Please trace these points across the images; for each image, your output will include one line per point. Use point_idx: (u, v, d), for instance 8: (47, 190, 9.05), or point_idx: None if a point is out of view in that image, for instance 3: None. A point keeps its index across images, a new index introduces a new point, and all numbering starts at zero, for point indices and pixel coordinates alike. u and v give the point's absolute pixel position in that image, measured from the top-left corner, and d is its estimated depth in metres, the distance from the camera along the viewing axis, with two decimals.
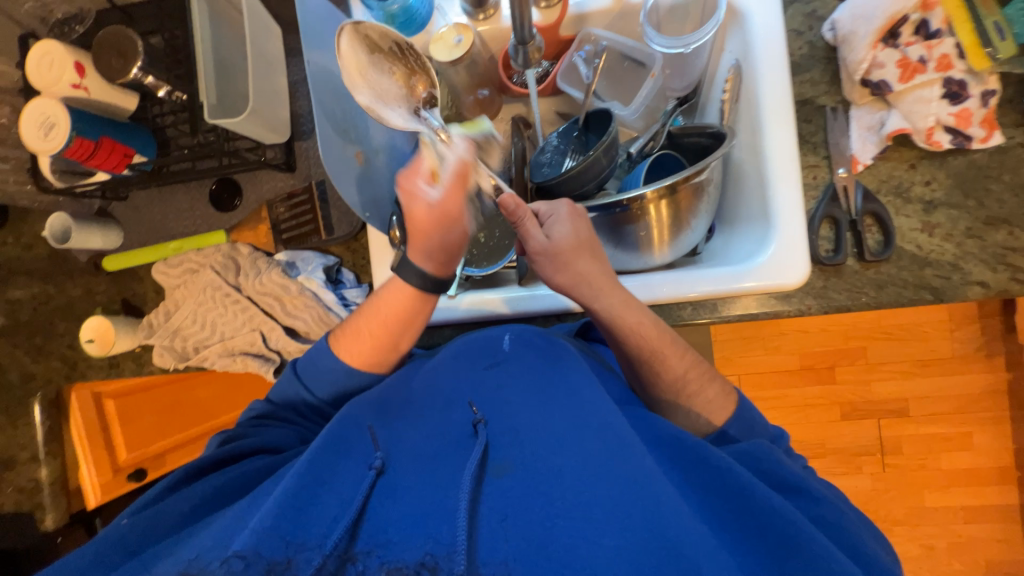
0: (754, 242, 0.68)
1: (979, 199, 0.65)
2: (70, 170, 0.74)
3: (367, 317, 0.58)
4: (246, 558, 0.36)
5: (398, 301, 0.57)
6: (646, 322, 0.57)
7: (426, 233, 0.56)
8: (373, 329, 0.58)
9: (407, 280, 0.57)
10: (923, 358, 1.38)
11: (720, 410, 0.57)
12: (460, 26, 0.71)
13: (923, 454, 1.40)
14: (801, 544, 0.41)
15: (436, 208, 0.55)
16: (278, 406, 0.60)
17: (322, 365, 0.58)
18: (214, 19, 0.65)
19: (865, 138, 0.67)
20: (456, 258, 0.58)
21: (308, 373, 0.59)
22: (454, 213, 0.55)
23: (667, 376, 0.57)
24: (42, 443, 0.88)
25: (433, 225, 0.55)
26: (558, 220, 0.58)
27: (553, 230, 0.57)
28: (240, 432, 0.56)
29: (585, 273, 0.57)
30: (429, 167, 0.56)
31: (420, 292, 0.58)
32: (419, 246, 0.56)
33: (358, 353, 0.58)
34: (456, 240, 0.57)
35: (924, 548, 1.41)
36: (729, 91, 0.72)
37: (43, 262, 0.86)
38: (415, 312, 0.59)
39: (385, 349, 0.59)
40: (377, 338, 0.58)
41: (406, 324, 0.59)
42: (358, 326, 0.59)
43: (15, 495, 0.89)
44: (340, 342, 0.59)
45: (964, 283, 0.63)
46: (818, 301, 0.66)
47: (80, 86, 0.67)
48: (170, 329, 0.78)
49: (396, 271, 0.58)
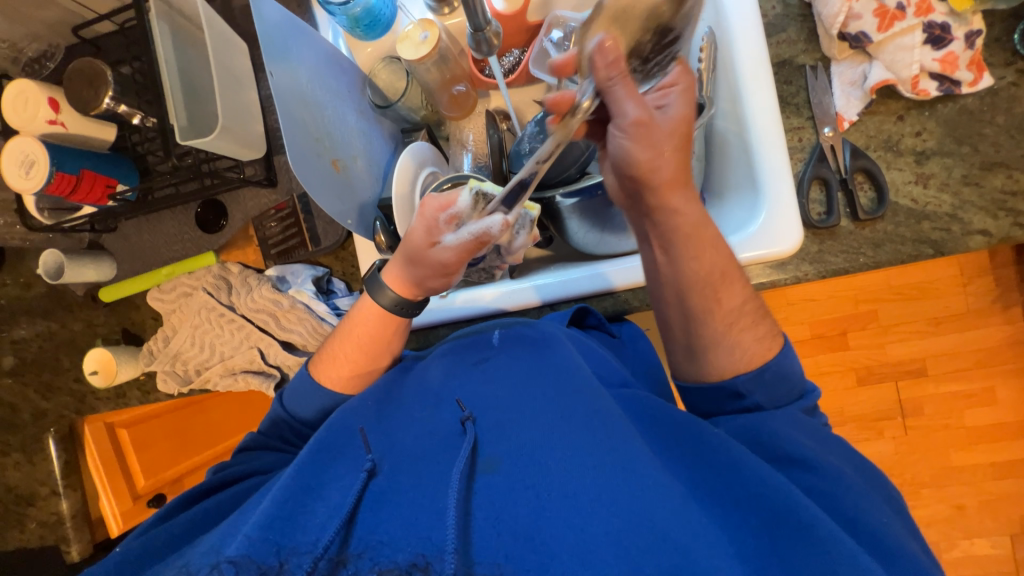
0: (745, 209, 0.67)
1: (974, 144, 0.63)
2: (58, 208, 0.75)
3: (342, 340, 0.59)
4: (236, 564, 0.37)
5: (369, 323, 0.59)
6: (713, 239, 0.53)
7: (412, 262, 0.55)
8: (348, 352, 0.59)
9: (375, 298, 0.58)
10: (937, 316, 1.35)
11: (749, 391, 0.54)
12: (425, 22, 0.71)
13: (945, 413, 1.37)
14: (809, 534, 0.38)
15: (435, 255, 0.54)
16: (270, 426, 0.60)
17: (308, 390, 0.59)
18: (177, 39, 0.64)
19: (849, 94, 0.66)
20: (429, 293, 0.59)
21: (293, 397, 0.60)
22: (448, 266, 0.55)
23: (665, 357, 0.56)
24: (60, 476, 0.92)
25: (424, 263, 0.55)
26: (643, 101, 0.50)
27: (666, 107, 0.53)
28: (232, 460, 0.56)
29: (665, 163, 0.51)
30: (456, 210, 0.54)
31: (388, 313, 0.59)
32: (407, 268, 0.57)
33: (337, 376, 0.59)
34: (436, 284, 0.57)
35: (955, 508, 1.38)
36: (706, 59, 0.69)
37: (43, 299, 0.88)
38: (387, 333, 0.59)
39: (365, 372, 0.60)
40: (356, 361, 0.59)
41: (382, 343, 0.60)
42: (335, 351, 0.60)
43: (39, 530, 0.93)
44: (320, 368, 0.60)
45: (965, 233, 0.61)
46: (815, 266, 0.64)
47: (57, 121, 0.67)
48: (170, 353, 0.79)
49: (366, 290, 0.59)
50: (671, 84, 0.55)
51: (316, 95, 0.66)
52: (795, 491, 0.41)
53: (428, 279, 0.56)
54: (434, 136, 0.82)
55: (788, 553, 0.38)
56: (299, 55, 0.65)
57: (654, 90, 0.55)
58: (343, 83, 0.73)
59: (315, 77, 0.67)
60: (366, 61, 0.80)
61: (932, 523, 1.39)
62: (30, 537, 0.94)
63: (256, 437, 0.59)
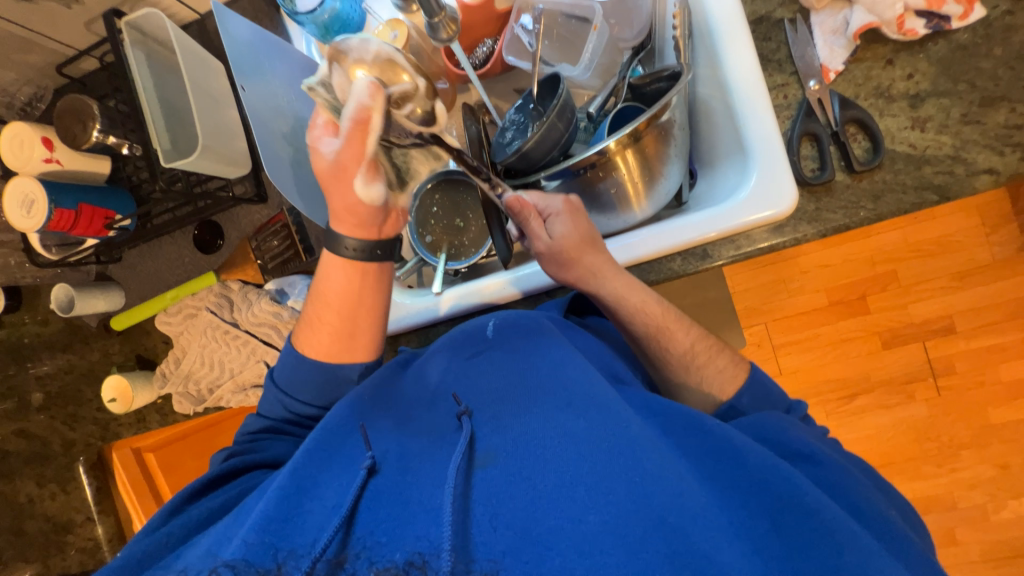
0: (737, 172, 0.65)
1: (971, 81, 0.60)
2: (64, 242, 0.77)
3: (315, 302, 0.58)
4: (235, 568, 0.35)
5: (336, 278, 0.57)
6: (640, 297, 0.60)
7: (330, 188, 0.54)
8: (325, 314, 0.58)
9: (338, 249, 0.56)
10: (960, 270, 1.30)
11: (738, 379, 0.59)
12: (393, 21, 0.73)
13: (978, 370, 1.32)
14: (807, 509, 0.39)
15: (333, 162, 0.52)
16: (274, 420, 0.60)
17: (293, 364, 0.58)
18: (154, 67, 0.66)
19: (832, 44, 0.64)
20: (368, 217, 0.55)
21: (287, 381, 0.59)
22: (350, 165, 0.51)
23: (679, 350, 0.60)
24: (94, 501, 1.00)
25: (334, 177, 0.53)
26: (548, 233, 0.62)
27: (554, 227, 0.62)
28: (242, 448, 0.56)
29: (591, 264, 0.60)
30: (325, 118, 0.53)
31: (355, 263, 0.57)
32: (337, 204, 0.54)
33: (319, 344, 0.58)
34: (358, 198, 0.53)
35: (1000, 469, 1.31)
36: (680, 27, 0.67)
37: (61, 334, 0.91)
38: (361, 287, 0.58)
39: (346, 333, 0.58)
40: (333, 325, 0.58)
41: (358, 302, 0.58)
42: (312, 317, 0.59)
43: (79, 555, 1.01)
44: (301, 338, 0.60)
45: (970, 174, 0.58)
46: (814, 226, 0.62)
47: (52, 159, 0.69)
48: (182, 374, 0.81)
49: (325, 241, 0.57)
50: (559, 212, 0.63)
51: (292, 107, 0.67)
52: (798, 478, 0.42)
53: (359, 209, 0.54)
54: None
55: (786, 530, 0.39)
56: (272, 67, 0.66)
57: (547, 219, 0.64)
58: None
59: (291, 89, 0.68)
60: None
61: (976, 486, 1.32)
62: (70, 564, 1.00)
63: (259, 423, 0.59)
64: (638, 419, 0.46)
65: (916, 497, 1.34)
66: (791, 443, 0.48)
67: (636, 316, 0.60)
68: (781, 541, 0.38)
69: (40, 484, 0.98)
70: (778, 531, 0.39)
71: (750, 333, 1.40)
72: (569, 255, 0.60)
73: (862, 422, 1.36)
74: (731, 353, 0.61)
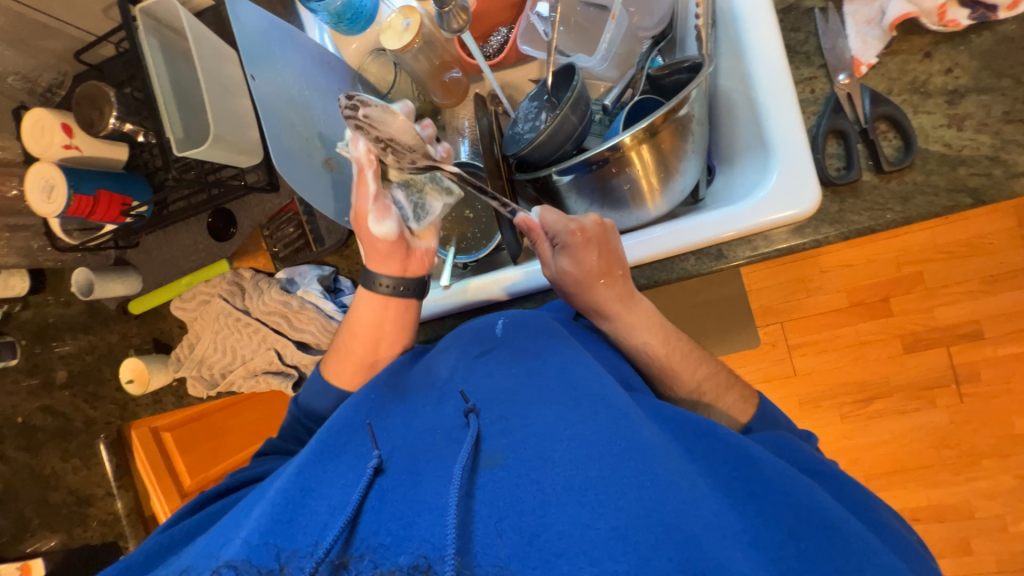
0: (756, 171, 0.63)
1: (1016, 76, 0.56)
2: (84, 228, 0.78)
3: (347, 335, 0.63)
4: (237, 568, 0.38)
5: (368, 314, 0.63)
6: (650, 313, 0.60)
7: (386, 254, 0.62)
8: (355, 347, 0.63)
9: (374, 287, 0.63)
10: (991, 274, 1.24)
11: (750, 413, 0.58)
12: (406, 10, 0.69)
13: (1005, 378, 1.26)
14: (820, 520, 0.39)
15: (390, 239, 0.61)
16: (282, 439, 0.63)
17: (320, 390, 0.63)
18: (168, 55, 0.66)
19: (865, 34, 0.60)
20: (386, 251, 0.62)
21: (309, 398, 0.64)
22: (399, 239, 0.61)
23: (684, 389, 0.59)
24: (114, 477, 1.04)
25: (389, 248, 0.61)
26: (556, 264, 0.60)
27: (560, 260, 0.59)
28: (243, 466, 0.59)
29: (600, 299, 0.59)
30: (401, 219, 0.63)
31: (389, 299, 0.63)
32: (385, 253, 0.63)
33: (345, 374, 0.63)
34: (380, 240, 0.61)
35: (1021, 480, 1.27)
36: (702, 14, 0.65)
37: (83, 315, 0.94)
38: (382, 318, 0.63)
39: (370, 364, 0.63)
40: (358, 355, 0.62)
41: (380, 332, 0.63)
42: (346, 350, 0.63)
43: (99, 527, 1.05)
44: (329, 365, 0.65)
45: (1009, 177, 0.54)
46: (836, 228, 0.59)
47: (71, 146, 0.70)
48: (196, 359, 0.83)
49: (363, 284, 0.64)
50: (565, 244, 0.59)
51: (303, 97, 0.67)
52: (814, 494, 0.41)
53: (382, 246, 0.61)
54: (428, 124, 0.81)
55: (808, 543, 0.37)
56: (284, 56, 0.65)
57: (555, 249, 0.60)
58: (332, 80, 0.73)
59: (302, 77, 0.68)
60: (353, 58, 0.80)
61: (995, 496, 1.28)
62: (92, 535, 1.05)
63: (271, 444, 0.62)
64: (651, 425, 0.45)
65: (931, 505, 1.31)
66: (808, 459, 0.49)
67: (643, 320, 0.59)
68: (800, 553, 0.37)
69: (64, 459, 1.02)
70: (796, 545, 0.37)
71: (766, 332, 1.36)
72: (600, 272, 0.58)
73: (878, 427, 1.32)
74: (737, 387, 0.60)
